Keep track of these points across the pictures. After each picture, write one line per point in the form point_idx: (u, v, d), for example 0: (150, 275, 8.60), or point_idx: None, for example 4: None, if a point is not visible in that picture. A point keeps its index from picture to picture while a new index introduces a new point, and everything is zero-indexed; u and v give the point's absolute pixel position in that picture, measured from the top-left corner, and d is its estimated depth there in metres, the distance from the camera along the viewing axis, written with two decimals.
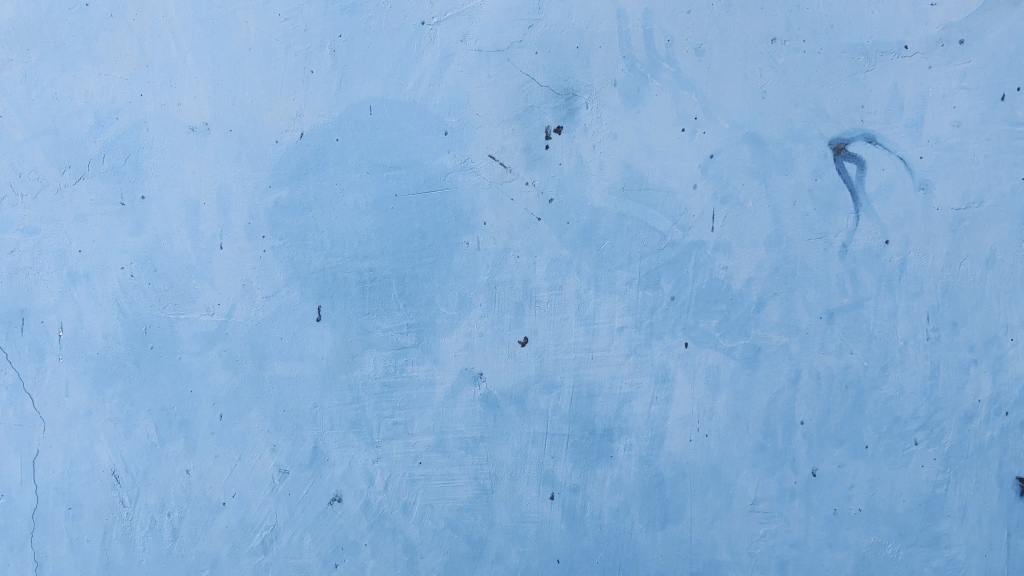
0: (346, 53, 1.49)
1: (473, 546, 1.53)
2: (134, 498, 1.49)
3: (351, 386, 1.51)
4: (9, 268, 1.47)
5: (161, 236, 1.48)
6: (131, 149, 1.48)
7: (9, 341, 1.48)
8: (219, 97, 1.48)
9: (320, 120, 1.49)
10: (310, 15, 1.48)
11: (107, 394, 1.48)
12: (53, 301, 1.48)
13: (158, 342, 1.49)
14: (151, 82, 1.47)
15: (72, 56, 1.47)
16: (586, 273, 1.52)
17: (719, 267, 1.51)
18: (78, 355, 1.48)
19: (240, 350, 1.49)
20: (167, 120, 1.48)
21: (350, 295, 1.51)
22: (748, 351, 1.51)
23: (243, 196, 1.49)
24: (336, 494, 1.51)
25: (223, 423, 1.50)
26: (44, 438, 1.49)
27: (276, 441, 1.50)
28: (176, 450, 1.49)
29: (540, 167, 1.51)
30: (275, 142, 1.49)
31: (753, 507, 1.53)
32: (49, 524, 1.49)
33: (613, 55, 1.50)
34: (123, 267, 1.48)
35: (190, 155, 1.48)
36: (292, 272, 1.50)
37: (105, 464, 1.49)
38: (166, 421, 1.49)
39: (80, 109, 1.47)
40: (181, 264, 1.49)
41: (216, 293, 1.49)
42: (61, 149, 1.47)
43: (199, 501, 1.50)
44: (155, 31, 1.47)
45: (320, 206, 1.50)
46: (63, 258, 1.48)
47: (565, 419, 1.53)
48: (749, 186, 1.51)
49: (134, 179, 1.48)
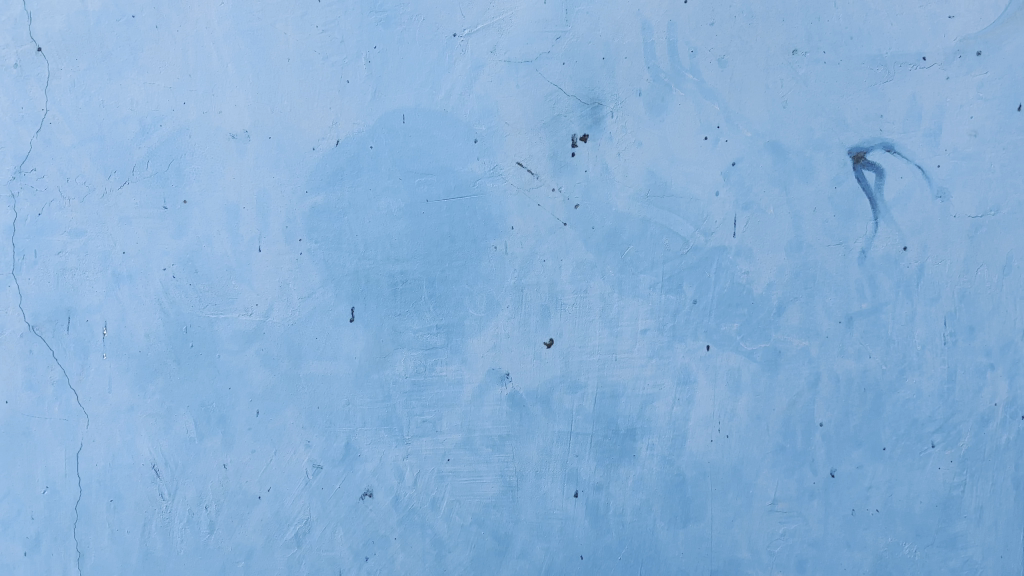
0: (380, 64, 1.55)
1: (499, 542, 1.58)
2: (173, 492, 1.55)
3: (383, 384, 1.56)
4: (56, 268, 1.53)
5: (201, 239, 1.54)
6: (174, 155, 1.54)
7: (55, 338, 1.54)
8: (258, 105, 1.54)
9: (355, 128, 1.55)
10: (346, 26, 1.54)
11: (148, 391, 1.54)
12: (98, 300, 1.54)
13: (198, 340, 1.54)
14: (194, 91, 1.53)
15: (118, 66, 1.53)
16: (610, 277, 1.56)
17: (740, 272, 1.55)
18: (121, 352, 1.54)
19: (277, 349, 1.55)
20: (209, 127, 1.54)
21: (382, 296, 1.56)
22: (769, 354, 1.55)
23: (280, 201, 1.54)
24: (368, 490, 1.56)
25: (260, 420, 1.55)
26: (87, 432, 1.55)
27: (310, 437, 1.56)
28: (214, 445, 1.55)
29: (567, 174, 1.56)
30: (312, 150, 1.54)
31: (772, 507, 1.56)
32: (92, 516, 1.55)
33: (638, 66, 1.55)
34: (166, 269, 1.54)
35: (230, 161, 1.54)
36: (327, 275, 1.55)
37: (146, 458, 1.54)
38: (205, 417, 1.54)
39: (126, 117, 1.53)
40: (221, 265, 1.54)
41: (255, 294, 1.55)
42: (107, 154, 1.53)
43: (236, 495, 1.55)
44: (198, 42, 1.53)
45: (354, 211, 1.55)
46: (108, 260, 1.54)
47: (589, 419, 1.57)
48: (770, 193, 1.55)
49: (176, 184, 1.54)
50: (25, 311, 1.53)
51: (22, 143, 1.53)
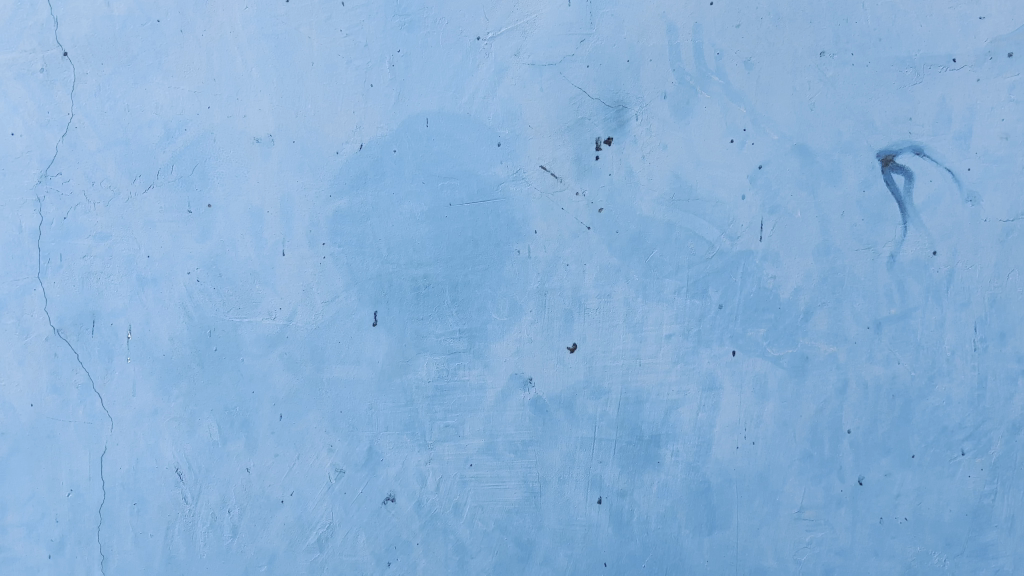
0: (404, 68, 1.54)
1: (522, 548, 1.56)
2: (196, 495, 1.55)
3: (405, 389, 1.55)
4: (81, 271, 1.54)
5: (225, 243, 1.54)
6: (198, 159, 1.54)
7: (80, 341, 1.54)
8: (282, 109, 1.54)
9: (379, 132, 1.54)
10: (370, 30, 1.54)
11: (172, 394, 1.54)
12: (122, 304, 1.54)
13: (222, 344, 1.54)
14: (218, 96, 1.54)
15: (143, 70, 1.53)
16: (634, 282, 1.55)
17: (767, 276, 1.54)
18: (145, 356, 1.54)
19: (300, 353, 1.55)
20: (233, 132, 1.54)
21: (405, 301, 1.55)
22: (796, 359, 1.53)
23: (304, 205, 1.54)
24: (390, 494, 1.55)
25: (283, 424, 1.55)
26: (111, 435, 1.55)
27: (333, 441, 1.55)
28: (238, 449, 1.55)
29: (591, 177, 1.55)
30: (336, 154, 1.54)
31: (799, 514, 1.54)
32: (115, 519, 1.55)
33: (663, 69, 1.54)
34: (189, 272, 1.54)
35: (254, 165, 1.54)
36: (350, 279, 1.55)
37: (170, 461, 1.55)
38: (228, 421, 1.54)
39: (151, 121, 1.54)
40: (244, 269, 1.54)
41: (278, 298, 1.54)
42: (132, 159, 1.54)
43: (259, 499, 1.55)
44: (223, 46, 1.53)
45: (377, 215, 1.55)
46: (133, 264, 1.54)
47: (613, 424, 1.56)
48: (798, 196, 1.53)
49: (201, 189, 1.54)
50: (50, 314, 1.54)
51: (48, 147, 1.54)
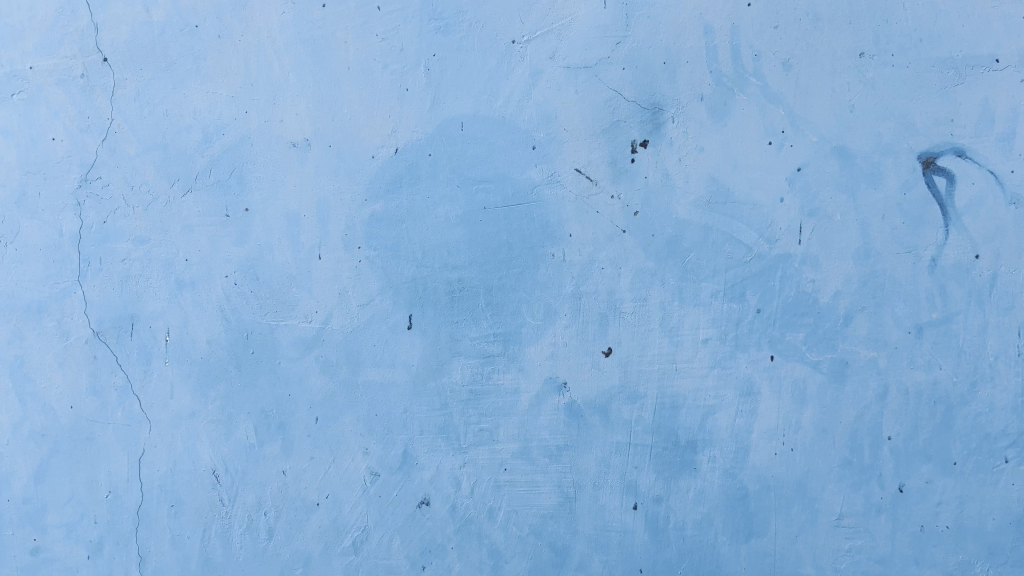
0: (439, 72, 1.54)
1: (557, 553, 1.55)
2: (232, 497, 1.55)
3: (440, 393, 1.55)
4: (120, 275, 1.55)
5: (262, 246, 1.55)
6: (236, 163, 1.55)
7: (119, 344, 1.55)
8: (318, 113, 1.54)
9: (414, 136, 1.54)
10: (406, 34, 1.54)
11: (209, 397, 1.55)
12: (161, 306, 1.55)
13: (258, 347, 1.55)
14: (255, 100, 1.54)
15: (182, 76, 1.55)
16: (670, 285, 1.53)
17: (805, 280, 1.52)
18: (183, 358, 1.55)
19: (336, 356, 1.55)
20: (270, 136, 1.55)
21: (439, 304, 1.55)
22: (835, 365, 1.51)
23: (340, 209, 1.55)
24: (424, 498, 1.55)
25: (319, 427, 1.55)
26: (149, 437, 1.56)
27: (368, 444, 1.55)
28: (274, 452, 1.55)
29: (627, 180, 1.54)
30: (371, 157, 1.54)
31: (838, 522, 1.52)
32: (153, 521, 1.56)
33: (700, 71, 1.52)
34: (227, 276, 1.55)
35: (291, 169, 1.55)
36: (385, 282, 1.55)
37: (206, 463, 1.55)
38: (265, 424, 1.55)
39: (189, 126, 1.55)
40: (281, 273, 1.55)
41: (314, 301, 1.55)
42: (171, 163, 1.55)
43: (295, 501, 1.56)
44: (260, 51, 1.54)
45: (412, 218, 1.55)
46: (171, 267, 1.55)
47: (648, 430, 1.54)
48: (837, 200, 1.51)
49: (238, 193, 1.55)
50: (90, 316, 1.55)
51: (88, 152, 1.56)
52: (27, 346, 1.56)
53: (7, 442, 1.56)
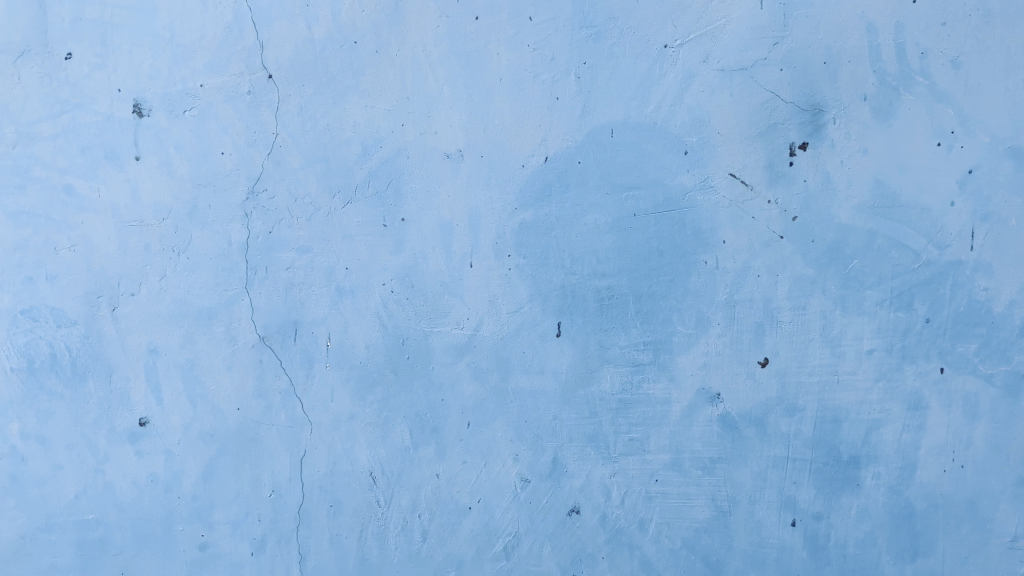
0: (590, 79, 1.54)
1: (711, 568, 1.52)
2: (388, 499, 1.59)
3: (589, 401, 1.54)
4: (285, 283, 1.59)
5: (418, 255, 1.58)
6: (393, 175, 1.58)
7: (283, 349, 1.59)
8: (472, 124, 1.57)
9: (565, 144, 1.54)
10: (557, 44, 1.54)
11: (367, 401, 1.59)
12: (322, 313, 1.59)
13: (414, 352, 1.59)
14: (411, 114, 1.57)
15: (342, 91, 1.57)
16: (831, 293, 1.47)
17: (979, 288, 1.44)
18: (343, 363, 1.59)
19: (487, 363, 1.57)
20: (425, 148, 1.58)
21: (588, 312, 1.54)
22: (1011, 378, 1.44)
23: (491, 218, 1.57)
24: (574, 506, 1.55)
25: (471, 431, 1.57)
26: (310, 438, 1.59)
27: (518, 450, 1.56)
28: (428, 455, 1.58)
29: (783, 184, 1.49)
30: (521, 167, 1.56)
31: (1012, 545, 1.44)
32: (313, 520, 1.60)
33: (863, 70, 1.46)
34: (384, 284, 1.59)
35: (445, 179, 1.58)
36: (534, 290, 1.56)
37: (364, 465, 1.59)
38: (420, 428, 1.58)
39: (349, 139, 1.58)
40: (436, 281, 1.58)
41: (467, 309, 1.58)
42: (332, 175, 1.58)
43: (449, 505, 1.58)
44: (414, 66, 1.56)
45: (561, 226, 1.55)
46: (332, 275, 1.59)
47: (808, 444, 1.49)
48: (1013, 202, 1.43)
49: (395, 203, 1.58)
50: (256, 323, 1.58)
51: (255, 165, 1.58)
52: (196, 350, 1.58)
53: (178, 442, 1.59)
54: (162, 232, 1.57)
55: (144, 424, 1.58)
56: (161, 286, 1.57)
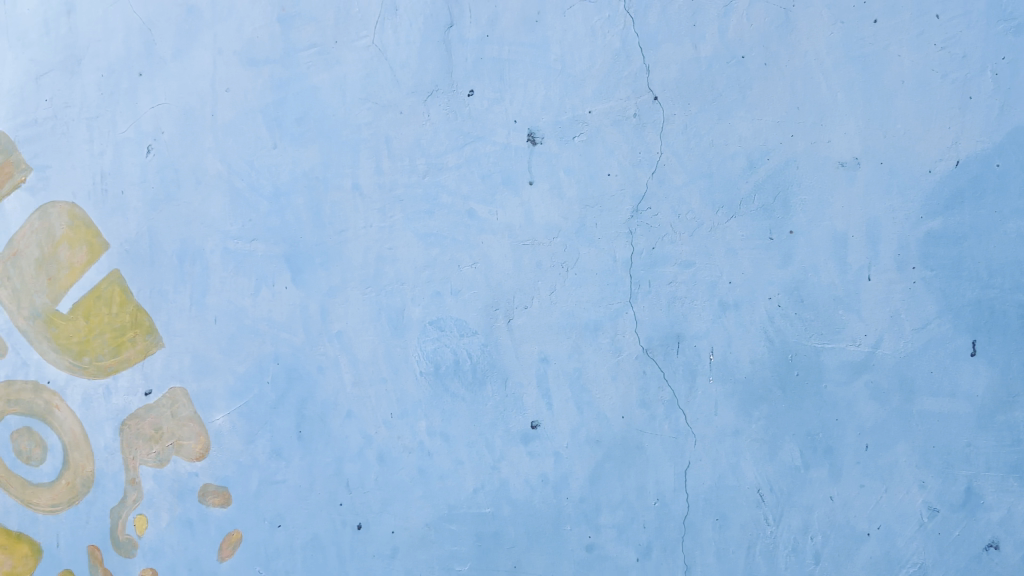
0: (1010, 75, 1.44)
1: None
2: (777, 518, 1.57)
3: (1015, 428, 1.45)
4: (667, 298, 1.62)
5: (807, 269, 1.55)
6: (780, 186, 1.56)
7: (666, 362, 1.62)
8: (870, 130, 1.52)
9: (978, 146, 1.46)
10: (970, 41, 1.46)
11: (753, 415, 1.58)
12: (705, 326, 1.60)
13: (804, 369, 1.55)
14: (801, 123, 1.55)
15: (727, 106, 1.58)
16: None
17: None
18: (727, 377, 1.59)
19: (887, 382, 1.52)
20: (816, 157, 1.54)
21: (1011, 329, 1.46)
22: None
23: (892, 228, 1.51)
24: (994, 541, 1.47)
25: (869, 454, 1.52)
26: (695, 450, 1.61)
27: (926, 477, 1.50)
28: (822, 475, 1.55)
29: None
30: (927, 172, 1.49)
31: None
32: (698, 532, 1.62)
33: None
34: (771, 299, 1.57)
35: (839, 188, 1.53)
36: (944, 305, 1.49)
37: (751, 481, 1.58)
38: (812, 446, 1.55)
39: (734, 153, 1.58)
40: (829, 295, 1.54)
41: (865, 324, 1.52)
42: (716, 191, 1.60)
43: (843, 529, 1.54)
44: (806, 73, 1.54)
45: (977, 235, 1.47)
46: (715, 289, 1.60)
47: None
48: None
49: (781, 216, 1.56)
50: (640, 337, 1.64)
51: (640, 184, 1.64)
52: (583, 359, 1.67)
53: (567, 446, 1.68)
54: (555, 253, 1.68)
55: (536, 425, 1.70)
56: (552, 300, 1.69)
